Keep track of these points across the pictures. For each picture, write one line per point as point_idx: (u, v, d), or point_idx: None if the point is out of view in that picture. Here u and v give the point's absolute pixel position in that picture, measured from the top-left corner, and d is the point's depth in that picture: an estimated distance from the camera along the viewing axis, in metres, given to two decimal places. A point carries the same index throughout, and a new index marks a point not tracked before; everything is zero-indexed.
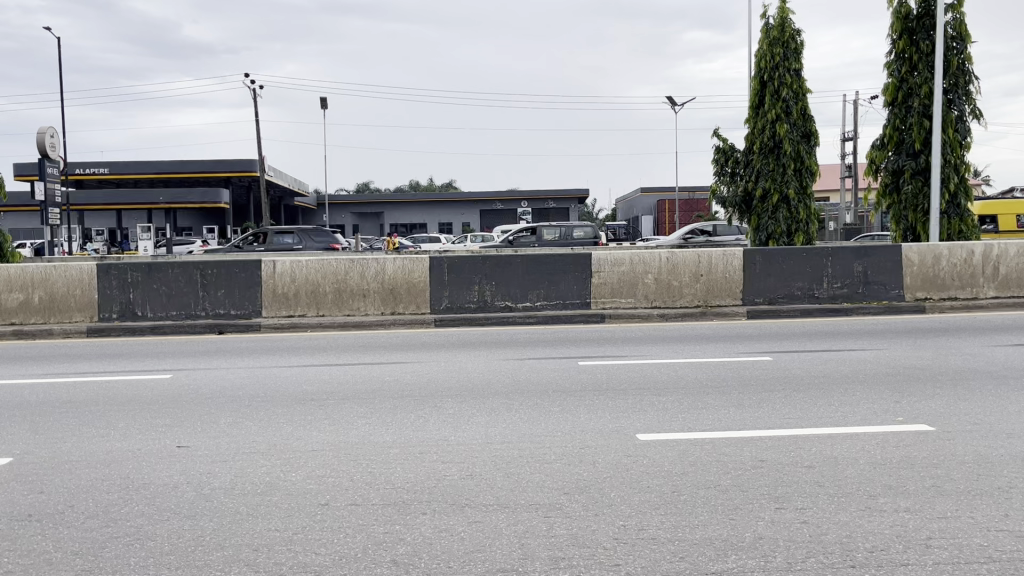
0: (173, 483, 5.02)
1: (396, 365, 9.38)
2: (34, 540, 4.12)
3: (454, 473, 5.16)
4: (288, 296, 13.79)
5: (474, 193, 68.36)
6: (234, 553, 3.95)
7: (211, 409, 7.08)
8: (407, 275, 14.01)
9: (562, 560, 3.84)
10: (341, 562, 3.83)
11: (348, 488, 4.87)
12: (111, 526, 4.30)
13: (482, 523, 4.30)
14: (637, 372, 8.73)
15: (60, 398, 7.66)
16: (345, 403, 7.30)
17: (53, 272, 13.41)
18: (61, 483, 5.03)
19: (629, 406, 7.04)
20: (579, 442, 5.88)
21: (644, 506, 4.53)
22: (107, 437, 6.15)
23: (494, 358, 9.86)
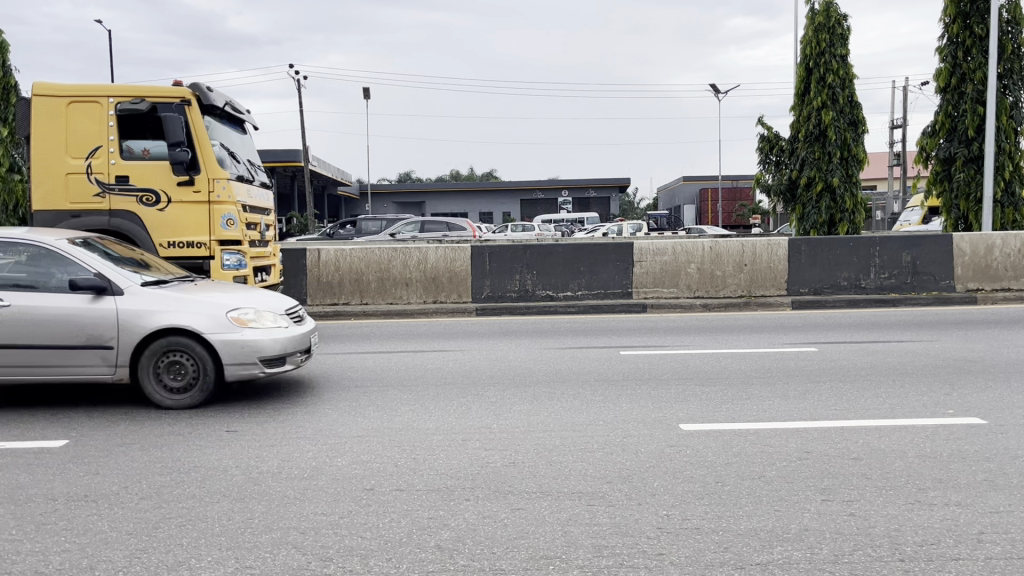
0: (223, 467, 5.12)
1: (438, 353, 9.43)
2: (90, 520, 4.24)
3: (497, 461, 5.19)
4: (332, 284, 13.95)
5: (516, 183, 68.37)
6: (282, 535, 4.03)
7: (261, 394, 7.25)
8: (450, 264, 14.08)
9: (605, 548, 3.84)
10: (386, 546, 3.88)
11: (393, 474, 4.93)
12: (164, 507, 4.41)
13: (525, 510, 4.32)
14: (683, 363, 8.61)
15: (114, 383, 7.86)
16: (389, 390, 7.40)
17: None
18: (116, 465, 5.17)
19: (672, 395, 7.02)
20: (621, 432, 5.86)
21: (686, 496, 4.51)
22: (159, 420, 6.32)
23: (535, 347, 9.86)
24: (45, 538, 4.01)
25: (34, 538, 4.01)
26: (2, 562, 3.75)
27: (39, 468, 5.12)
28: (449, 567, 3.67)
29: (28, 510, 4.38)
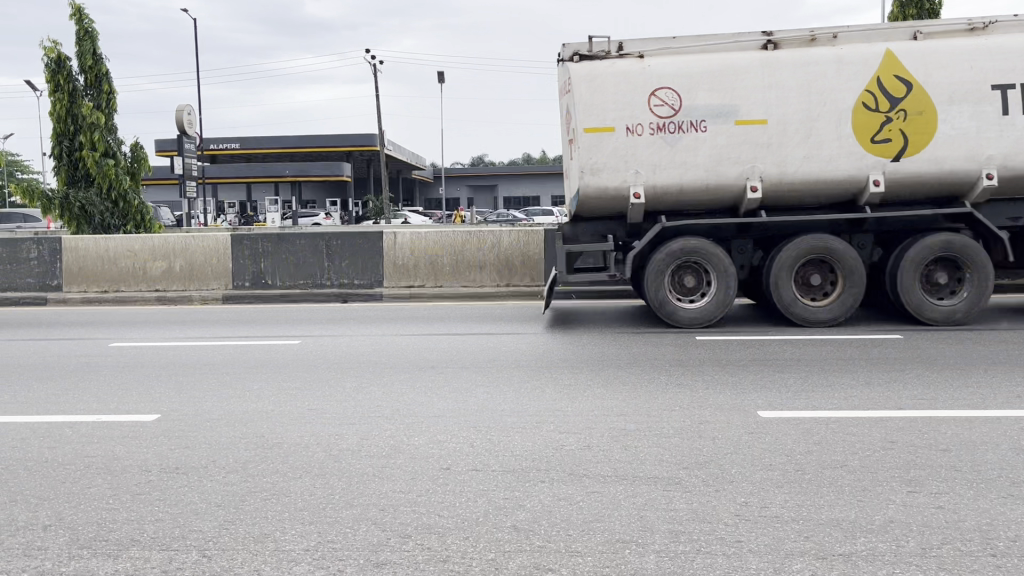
0: (305, 443, 5.27)
1: (512, 336, 9.48)
2: (181, 491, 4.42)
3: (571, 444, 5.19)
4: (408, 267, 14.15)
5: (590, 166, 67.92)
6: (362, 511, 4.12)
7: (340, 374, 7.42)
8: (523, 248, 14.11)
9: (682, 534, 3.81)
10: (463, 525, 3.94)
11: (469, 454, 4.99)
12: (249, 481, 4.56)
13: (601, 493, 4.32)
14: (759, 349, 8.44)
15: (203, 360, 8.18)
16: (463, 371, 7.48)
17: (192, 242, 14.24)
18: (204, 440, 5.36)
19: (751, 382, 6.90)
20: (698, 418, 5.78)
21: (766, 484, 4.43)
22: (244, 398, 6.54)
23: (609, 331, 9.80)
24: (140, 508, 4.19)
25: (130, 508, 4.20)
26: (100, 530, 3.93)
27: (132, 441, 5.35)
28: (526, 547, 3.70)
29: (124, 481, 4.59)
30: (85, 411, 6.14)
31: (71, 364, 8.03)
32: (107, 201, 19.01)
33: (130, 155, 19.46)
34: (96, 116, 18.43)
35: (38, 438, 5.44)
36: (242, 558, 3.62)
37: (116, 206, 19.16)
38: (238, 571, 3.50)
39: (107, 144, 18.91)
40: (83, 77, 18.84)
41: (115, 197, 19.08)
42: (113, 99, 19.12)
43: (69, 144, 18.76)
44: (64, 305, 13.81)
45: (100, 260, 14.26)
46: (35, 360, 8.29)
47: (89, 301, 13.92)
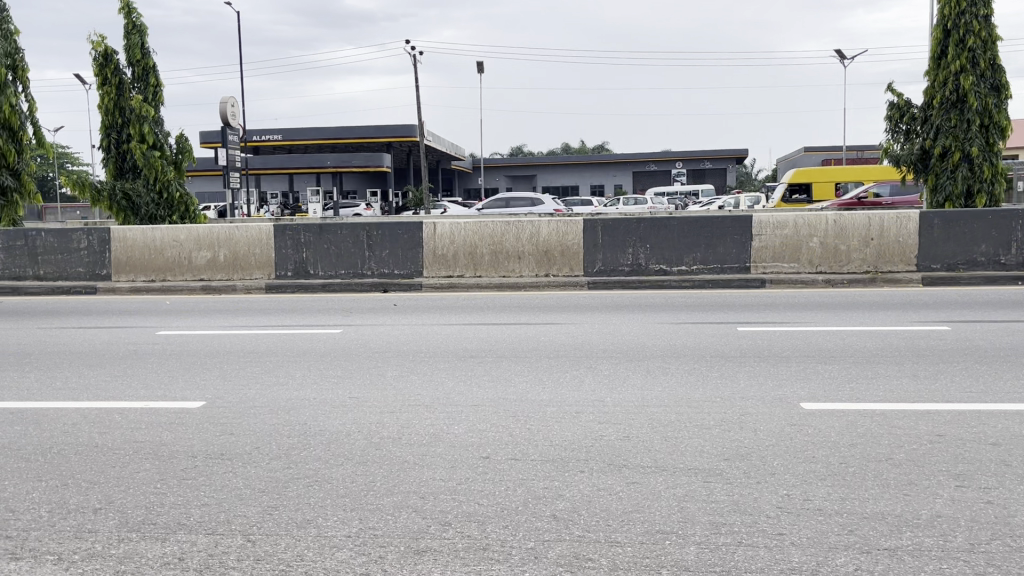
0: (346, 431, 5.33)
1: (551, 326, 9.46)
2: (226, 476, 4.50)
3: (611, 434, 5.17)
4: (447, 256, 14.21)
5: (630, 155, 67.48)
6: (403, 499, 4.16)
7: (382, 363, 7.49)
8: (562, 238, 14.07)
9: (722, 526, 3.78)
10: (503, 514, 3.95)
11: (509, 443, 5.01)
12: (292, 468, 4.63)
13: (640, 484, 4.31)
14: (802, 340, 8.32)
15: (247, 348, 8.31)
16: (502, 361, 7.51)
17: (236, 232, 14.44)
18: (247, 426, 5.45)
19: (793, 373, 6.82)
20: (740, 409, 5.73)
21: (809, 476, 4.38)
22: (286, 385, 6.63)
23: (649, 321, 9.74)
24: (186, 492, 4.28)
25: (177, 492, 4.29)
26: (149, 513, 4.03)
27: (179, 426, 5.46)
28: (565, 537, 3.70)
29: (171, 466, 4.69)
30: (134, 397, 6.28)
31: (121, 352, 8.20)
32: (153, 192, 19.40)
33: (175, 146, 19.76)
34: (142, 108, 18.75)
35: (89, 423, 5.57)
36: (285, 543, 3.68)
37: (161, 196, 19.52)
38: (282, 556, 3.56)
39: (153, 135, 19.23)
40: (131, 69, 19.17)
41: (160, 187, 19.44)
42: (159, 92, 19.45)
43: (117, 135, 19.12)
44: (114, 294, 14.11)
45: (148, 250, 14.54)
46: (86, 347, 8.49)
47: (137, 289, 14.20)
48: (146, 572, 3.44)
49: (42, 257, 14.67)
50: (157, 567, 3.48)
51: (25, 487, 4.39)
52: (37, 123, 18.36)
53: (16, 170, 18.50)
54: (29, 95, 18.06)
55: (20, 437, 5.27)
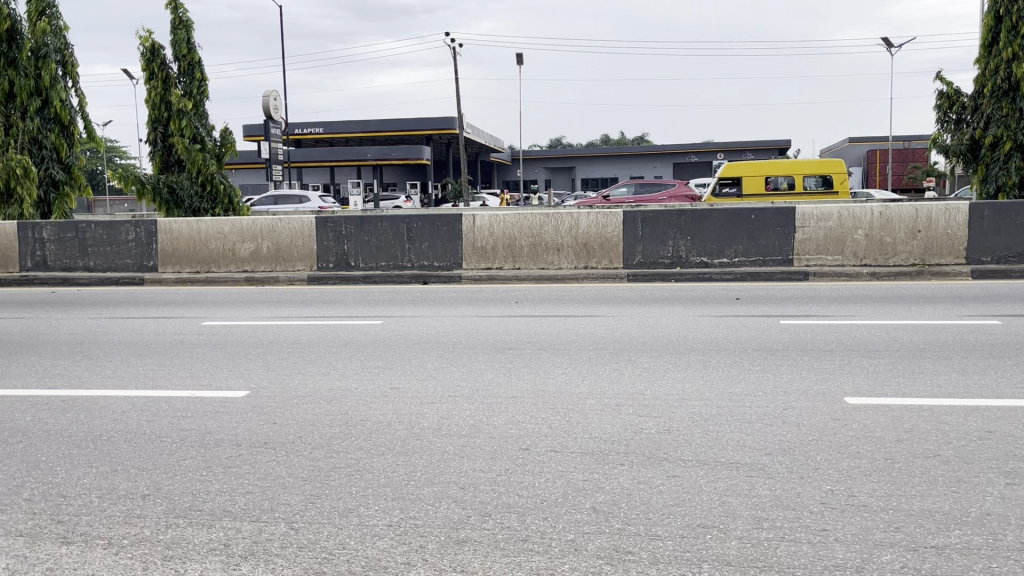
0: (387, 421, 5.37)
1: (592, 318, 9.44)
2: (269, 465, 4.57)
3: (651, 427, 5.15)
4: (486, 249, 14.23)
5: (670, 146, 66.96)
6: (443, 489, 4.18)
7: (422, 353, 7.54)
8: (601, 230, 14.01)
9: (765, 520, 3.74)
10: (543, 505, 3.96)
11: (548, 435, 5.01)
12: (334, 457, 4.68)
13: (680, 477, 4.28)
14: (847, 334, 8.18)
15: (291, 339, 8.43)
16: (541, 353, 7.50)
17: (278, 224, 14.62)
18: (290, 416, 5.53)
19: (837, 367, 6.72)
20: (782, 403, 5.66)
21: (853, 472, 4.31)
22: (328, 375, 6.71)
23: (690, 314, 9.67)
24: (231, 480, 4.36)
25: (222, 479, 4.37)
26: (195, 500, 4.10)
27: (225, 415, 5.56)
28: (605, 529, 3.69)
29: (216, 454, 4.77)
30: (181, 386, 6.40)
31: (168, 341, 8.37)
32: (197, 184, 19.70)
33: (219, 140, 20.04)
34: (187, 102, 19.03)
35: (138, 411, 5.70)
36: (328, 531, 3.73)
37: (205, 189, 19.84)
38: (324, 544, 3.60)
39: (197, 129, 19.54)
40: (177, 64, 19.46)
41: (204, 179, 19.75)
42: (204, 86, 19.68)
43: (162, 129, 19.46)
44: (160, 285, 14.37)
45: (193, 242, 14.80)
46: (133, 336, 8.66)
47: (183, 280, 14.47)
48: (192, 558, 3.50)
49: (92, 249, 14.98)
50: (203, 552, 3.55)
51: (77, 473, 4.50)
52: (87, 117, 18.75)
53: (67, 164, 18.94)
54: (79, 90, 18.45)
55: (73, 424, 5.41)
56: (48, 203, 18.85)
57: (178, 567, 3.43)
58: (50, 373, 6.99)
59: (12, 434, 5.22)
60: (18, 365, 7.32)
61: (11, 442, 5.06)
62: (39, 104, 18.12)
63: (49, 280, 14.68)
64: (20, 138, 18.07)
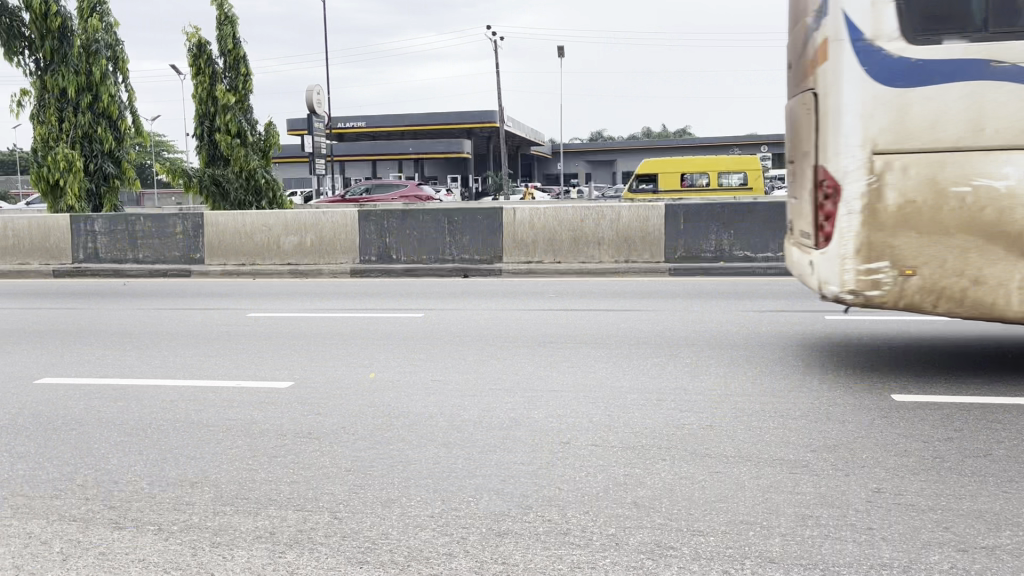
0: (429, 413, 5.41)
1: (634, 312, 9.38)
2: (314, 455, 4.63)
3: (694, 423, 5.11)
4: (528, 242, 14.22)
5: (712, 140, 66.35)
6: (485, 481, 4.21)
7: (464, 346, 7.58)
8: (643, 223, 13.92)
9: (809, 518, 3.70)
10: (584, 499, 3.96)
11: (590, 430, 5.00)
12: (377, 448, 4.73)
13: (723, 473, 4.25)
14: (894, 330, 8.02)
15: (334, 330, 8.53)
16: (582, 346, 7.49)
17: (323, 218, 14.78)
18: (335, 406, 5.60)
19: (883, 364, 6.59)
20: (828, 400, 5.57)
21: (901, 470, 4.24)
22: (370, 367, 6.78)
23: (732, 308, 9.55)
24: (276, 469, 4.43)
25: (267, 468, 4.44)
26: (242, 488, 4.18)
27: (269, 405, 5.64)
28: (647, 524, 3.68)
29: (262, 443, 4.85)
30: (227, 376, 6.52)
31: (215, 332, 8.52)
32: (242, 178, 20.03)
33: (264, 134, 20.32)
34: (230, 98, 19.35)
35: (185, 400, 5.82)
36: (371, 521, 3.77)
37: (250, 183, 20.16)
38: (368, 534, 3.64)
39: (241, 124, 19.86)
40: (223, 59, 19.75)
41: (248, 174, 20.10)
42: (250, 81, 19.92)
43: (209, 123, 19.79)
44: (206, 277, 14.66)
45: (239, 234, 15.03)
46: (181, 328, 8.83)
47: (229, 272, 14.72)
48: (240, 545, 3.57)
49: (142, 241, 15.31)
50: (250, 540, 3.61)
51: (127, 460, 4.62)
52: (136, 112, 19.14)
53: (117, 158, 19.34)
54: (128, 85, 18.85)
55: (124, 412, 5.55)
56: (98, 196, 19.26)
57: (225, 554, 3.49)
58: (103, 363, 7.16)
59: (68, 421, 5.37)
60: (73, 355, 7.52)
61: (66, 429, 5.20)
62: (90, 99, 18.52)
63: (100, 272, 15.06)
64: (72, 133, 18.52)
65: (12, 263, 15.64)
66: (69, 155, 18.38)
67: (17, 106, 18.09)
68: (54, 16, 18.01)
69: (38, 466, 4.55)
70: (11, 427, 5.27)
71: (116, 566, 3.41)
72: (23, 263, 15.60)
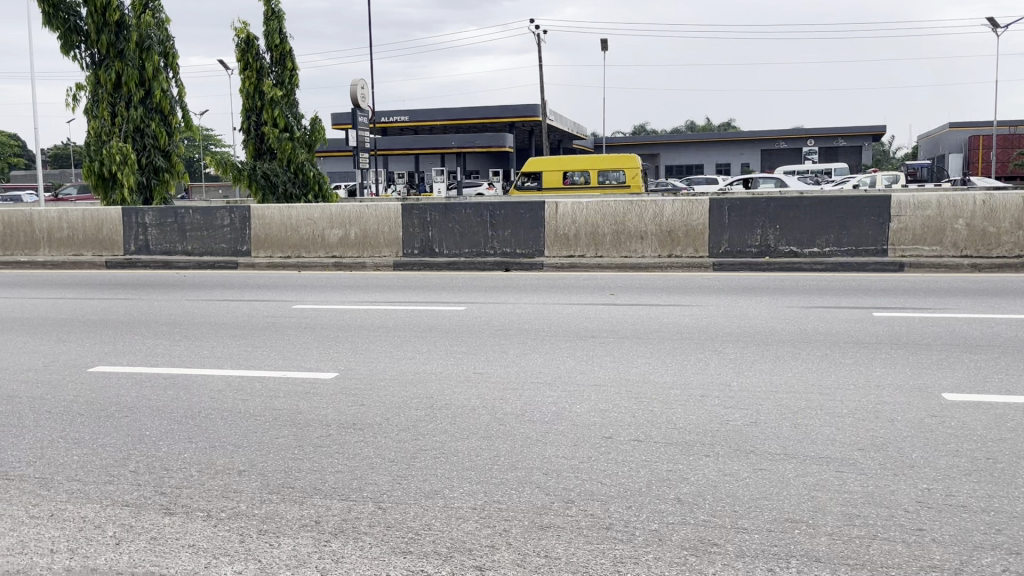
0: (472, 405, 5.44)
1: (676, 307, 9.33)
2: (358, 445, 4.68)
3: (738, 420, 5.05)
4: (569, 236, 14.20)
5: (757, 133, 65.46)
6: (526, 474, 4.22)
7: (505, 339, 7.59)
8: (687, 218, 13.79)
9: (857, 517, 3.64)
10: (627, 494, 3.94)
11: (631, 425, 4.97)
12: (420, 439, 4.77)
13: (768, 471, 4.19)
14: (946, 328, 7.82)
15: (377, 322, 8.61)
16: (625, 341, 7.45)
17: (366, 210, 14.90)
18: (378, 398, 5.65)
19: (934, 361, 6.45)
20: (876, 398, 5.47)
21: (951, 471, 4.15)
22: (413, 359, 6.82)
23: (777, 304, 9.42)
24: (321, 459, 4.49)
25: (313, 458, 4.50)
26: (288, 477, 4.25)
27: (315, 396, 5.71)
28: (691, 520, 3.66)
29: (307, 433, 4.92)
30: (273, 367, 6.62)
31: (262, 324, 8.67)
32: (288, 171, 20.34)
33: (309, 128, 20.55)
34: (277, 92, 19.61)
35: (232, 390, 5.93)
36: (414, 512, 3.80)
37: (297, 176, 20.46)
38: (411, 524, 3.68)
39: (288, 118, 20.12)
40: (270, 54, 20.02)
41: (295, 167, 20.41)
42: (295, 75, 20.20)
43: (256, 118, 20.05)
44: (253, 269, 14.89)
45: (285, 227, 15.24)
46: (229, 319, 8.99)
47: (274, 265, 14.92)
48: (286, 533, 3.63)
49: (190, 233, 15.60)
50: (295, 528, 3.67)
51: (177, 448, 4.72)
52: (186, 107, 19.49)
53: (168, 151, 19.72)
54: (179, 80, 19.22)
55: (174, 401, 5.67)
56: (150, 189, 19.65)
57: (272, 541, 3.55)
58: (154, 352, 7.33)
59: (120, 408, 5.50)
60: (124, 344, 7.69)
61: (118, 416, 5.34)
62: (142, 93, 18.90)
63: (150, 263, 15.37)
64: (124, 127, 18.93)
65: (65, 254, 16.06)
66: (121, 148, 18.79)
67: (72, 100, 18.58)
68: (110, 12, 18.44)
69: (91, 452, 4.67)
70: (67, 414, 5.41)
71: (167, 551, 3.48)
72: (76, 255, 16.00)
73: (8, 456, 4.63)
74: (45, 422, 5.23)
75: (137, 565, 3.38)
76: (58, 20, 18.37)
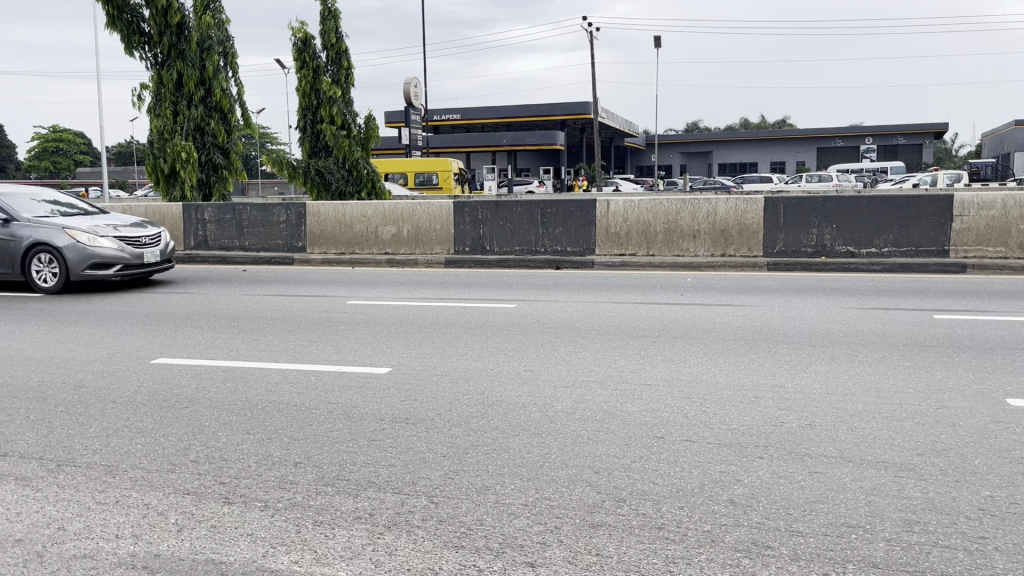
0: (523, 403, 5.45)
1: (730, 307, 9.21)
2: (410, 440, 4.74)
3: (793, 422, 4.98)
4: (620, 234, 14.12)
5: (813, 131, 64.24)
6: (577, 472, 4.22)
7: (556, 337, 7.60)
8: (740, 216, 13.62)
9: (915, 524, 3.56)
10: (679, 495, 3.92)
11: (684, 426, 4.93)
12: (471, 435, 4.80)
13: (824, 474, 4.13)
14: (1010, 331, 7.61)
15: (429, 319, 8.70)
16: (676, 341, 7.39)
17: (418, 208, 15.01)
18: (431, 394, 5.71)
19: (998, 366, 6.28)
20: (936, 403, 5.34)
21: (1016, 478, 4.03)
22: (465, 356, 6.87)
23: (832, 305, 9.25)
24: (375, 453, 4.55)
25: (367, 452, 4.57)
26: (342, 470, 4.32)
27: (369, 391, 5.78)
28: (744, 522, 3.62)
29: (361, 427, 4.99)
30: (328, 362, 6.72)
31: (317, 319, 8.81)
32: (343, 169, 20.61)
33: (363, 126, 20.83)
34: (333, 90, 19.90)
35: (289, 383, 6.06)
36: (466, 507, 3.84)
37: (351, 173, 20.71)
38: (463, 519, 3.71)
39: (344, 116, 20.40)
40: (326, 53, 20.33)
41: (349, 165, 20.67)
42: (351, 74, 20.47)
43: (312, 116, 20.36)
44: (307, 265, 15.15)
45: (339, 224, 15.44)
46: (284, 313, 9.17)
47: (328, 261, 15.16)
48: (341, 525, 3.69)
49: (247, 229, 15.91)
50: (350, 520, 3.73)
51: (236, 439, 4.82)
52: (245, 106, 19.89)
53: (226, 149, 20.12)
54: (238, 79, 19.61)
55: (233, 393, 5.80)
56: (209, 186, 20.08)
57: (328, 532, 3.62)
58: (213, 345, 7.51)
59: (183, 400, 5.65)
60: (185, 337, 7.89)
61: (179, 407, 5.49)
62: (203, 93, 19.34)
63: (208, 259, 15.73)
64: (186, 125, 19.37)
65: None
66: (181, 146, 19.25)
67: (135, 99, 19.08)
68: (172, 13, 18.91)
69: (155, 441, 4.81)
70: (130, 404, 5.57)
71: (227, 540, 3.57)
72: None
73: (76, 444, 4.80)
74: (112, 412, 5.39)
75: (198, 552, 3.48)
76: (123, 22, 18.88)
